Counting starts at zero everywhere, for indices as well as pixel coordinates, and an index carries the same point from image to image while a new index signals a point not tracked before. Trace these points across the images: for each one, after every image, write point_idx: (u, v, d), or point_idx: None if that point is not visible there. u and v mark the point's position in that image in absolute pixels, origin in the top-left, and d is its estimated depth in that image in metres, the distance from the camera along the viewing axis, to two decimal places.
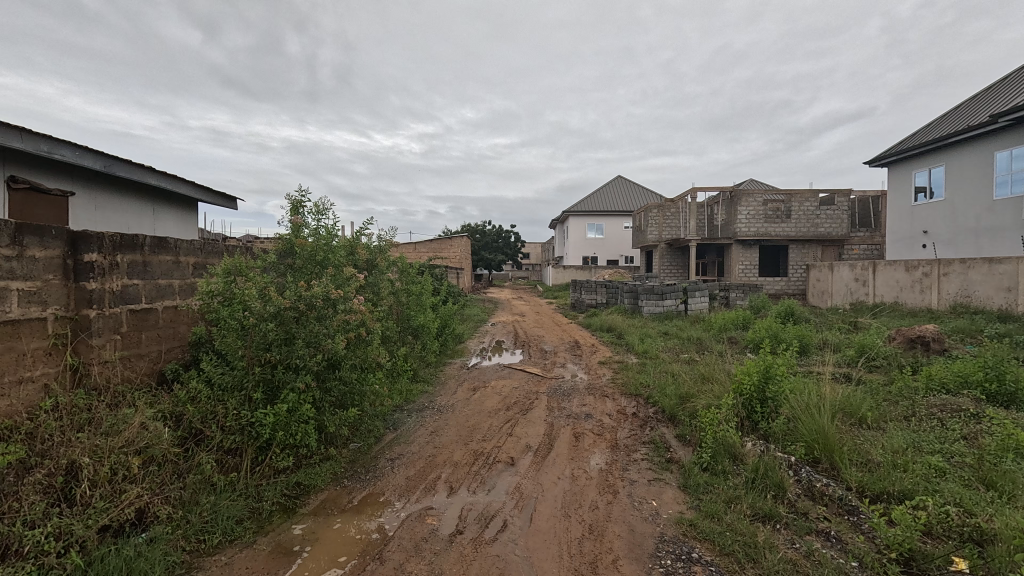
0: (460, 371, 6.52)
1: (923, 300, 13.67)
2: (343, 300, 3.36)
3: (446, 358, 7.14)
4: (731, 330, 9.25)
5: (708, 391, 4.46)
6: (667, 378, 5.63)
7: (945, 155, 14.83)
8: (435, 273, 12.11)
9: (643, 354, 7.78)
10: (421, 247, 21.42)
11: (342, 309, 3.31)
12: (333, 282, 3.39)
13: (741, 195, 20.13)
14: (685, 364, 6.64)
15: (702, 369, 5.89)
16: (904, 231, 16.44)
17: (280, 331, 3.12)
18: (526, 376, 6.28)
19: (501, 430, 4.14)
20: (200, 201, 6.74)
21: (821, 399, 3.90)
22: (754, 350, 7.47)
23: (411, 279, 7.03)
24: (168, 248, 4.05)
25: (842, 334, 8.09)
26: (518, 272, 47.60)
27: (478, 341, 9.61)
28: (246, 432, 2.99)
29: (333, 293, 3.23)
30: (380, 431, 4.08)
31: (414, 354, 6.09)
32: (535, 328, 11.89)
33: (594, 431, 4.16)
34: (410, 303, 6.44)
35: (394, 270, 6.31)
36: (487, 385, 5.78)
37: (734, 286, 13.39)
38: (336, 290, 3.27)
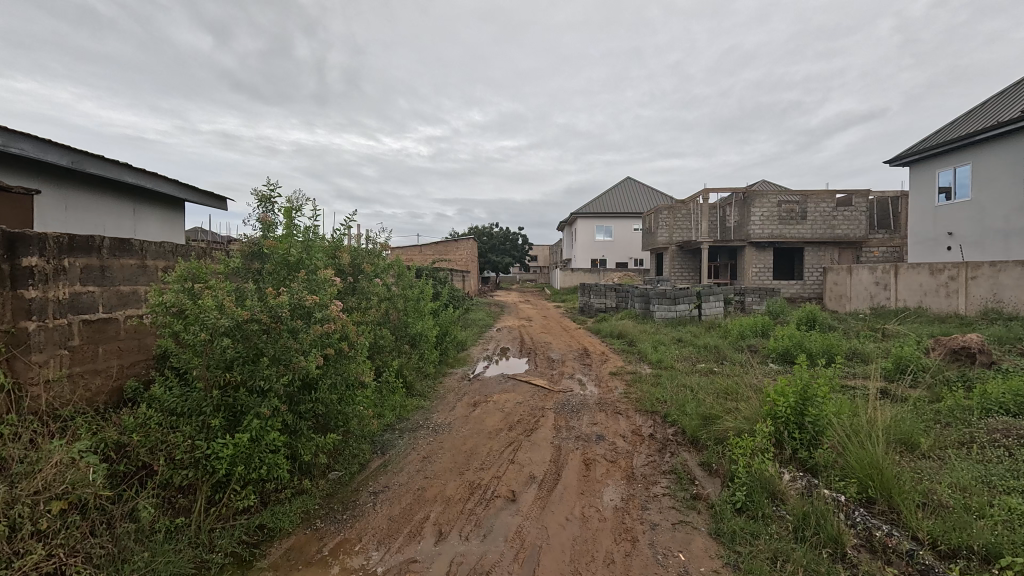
0: (461, 383, 6.09)
1: (948, 305, 13.06)
2: (320, 307, 2.91)
3: (447, 369, 6.71)
4: (751, 337, 8.73)
5: (734, 412, 3.98)
6: (684, 394, 5.15)
7: (971, 153, 14.18)
8: (437, 277, 11.67)
9: (659, 365, 7.29)
10: (426, 250, 21.00)
11: (317, 318, 2.85)
12: (307, 288, 2.93)
13: (754, 196, 19.56)
14: (702, 376, 6.15)
15: (723, 384, 5.41)
16: (927, 233, 15.78)
17: (243, 347, 2.68)
18: (532, 389, 5.82)
19: (502, 456, 3.68)
20: (185, 200, 6.36)
21: (868, 423, 3.41)
22: (778, 361, 6.96)
23: (406, 284, 6.61)
24: (131, 250, 3.65)
25: (872, 343, 7.55)
26: (525, 275, 47.14)
27: (482, 348, 9.17)
28: (200, 467, 2.56)
29: (306, 300, 2.78)
30: (366, 456, 3.64)
31: (410, 366, 5.66)
32: (543, 334, 11.43)
33: (607, 458, 3.70)
34: (405, 311, 6.02)
35: (387, 275, 5.89)
36: (488, 400, 5.32)
37: (750, 290, 12.83)
38: (310, 297, 2.82)
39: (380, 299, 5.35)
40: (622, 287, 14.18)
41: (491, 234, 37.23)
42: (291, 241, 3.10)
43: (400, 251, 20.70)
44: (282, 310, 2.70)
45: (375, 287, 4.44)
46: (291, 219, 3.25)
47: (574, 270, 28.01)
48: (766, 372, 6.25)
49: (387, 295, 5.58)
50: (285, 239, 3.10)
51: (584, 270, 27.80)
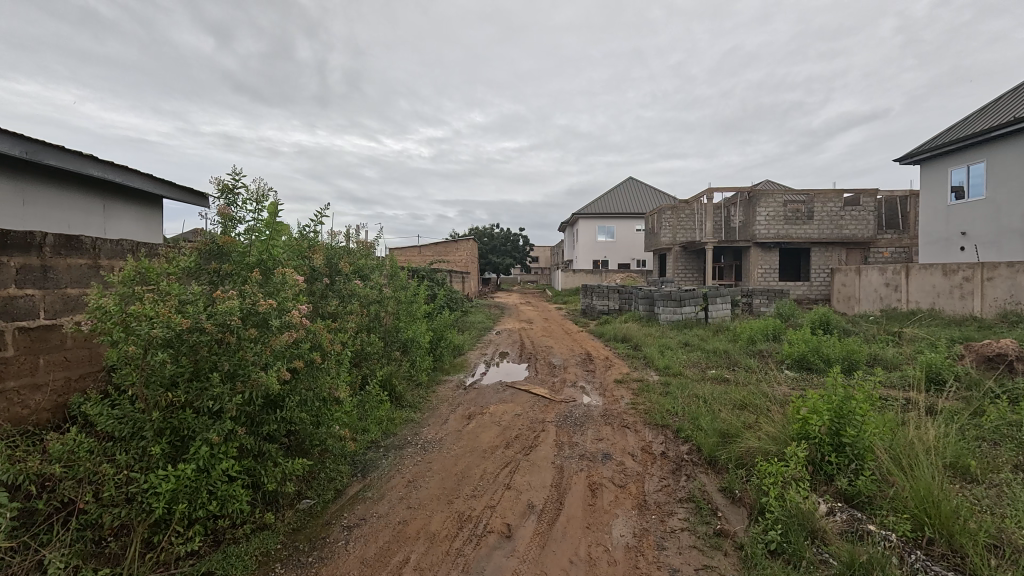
0: (455, 392, 5.67)
1: (963, 307, 12.65)
2: (279, 313, 2.48)
3: (441, 376, 6.30)
4: (762, 341, 8.31)
5: (756, 429, 3.55)
6: (696, 406, 4.72)
7: (984, 151, 13.76)
8: (434, 278, 11.27)
9: (667, 371, 6.87)
10: (424, 251, 20.61)
11: (275, 324, 2.42)
12: (265, 291, 2.51)
13: (759, 196, 19.15)
14: (711, 385, 5.72)
15: (738, 394, 4.98)
16: (939, 233, 15.34)
17: (187, 362, 2.26)
18: (532, 399, 5.41)
19: (497, 480, 3.27)
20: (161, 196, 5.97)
21: (910, 444, 2.99)
22: (794, 369, 6.52)
23: (396, 287, 6.19)
24: (80, 249, 3.24)
25: (892, 349, 7.12)
26: (526, 277, 46.79)
27: (480, 353, 8.76)
28: (135, 504, 2.16)
29: (261, 305, 2.36)
30: (344, 480, 3.23)
31: (399, 374, 5.24)
32: (543, 337, 11.03)
33: (615, 481, 3.29)
34: (394, 315, 5.60)
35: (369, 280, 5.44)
36: (484, 412, 4.90)
37: (758, 291, 12.39)
38: (266, 301, 2.40)
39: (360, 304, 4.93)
40: (625, 289, 13.76)
41: (491, 236, 36.83)
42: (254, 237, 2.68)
43: (398, 251, 20.30)
44: (233, 317, 2.27)
45: (357, 293, 4.05)
46: (257, 212, 2.75)
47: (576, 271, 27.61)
48: (783, 381, 5.83)
49: (371, 299, 5.16)
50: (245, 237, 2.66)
51: (586, 272, 27.38)
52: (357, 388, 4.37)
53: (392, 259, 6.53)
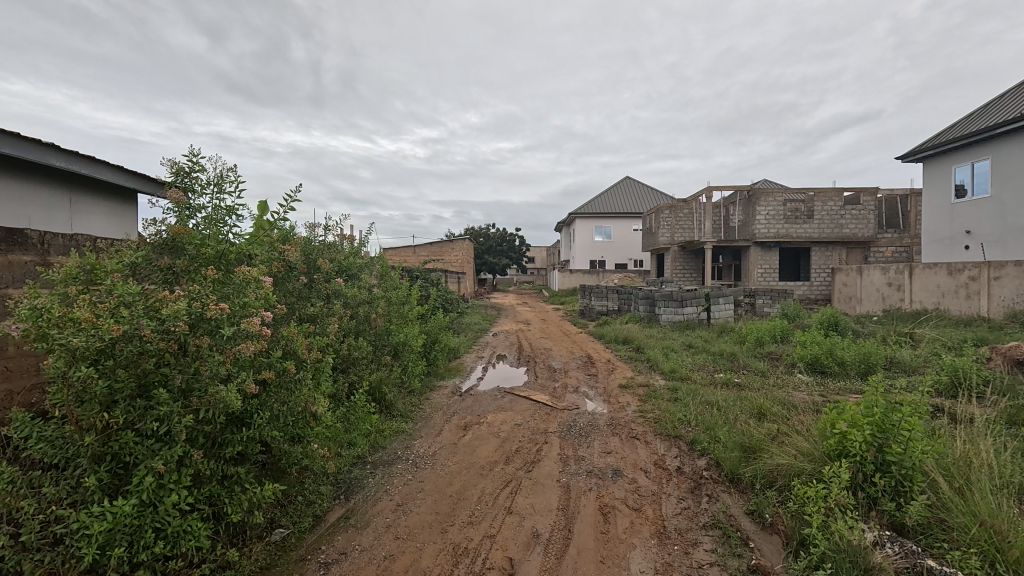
0: (450, 400, 5.32)
1: (970, 307, 12.40)
2: (236, 319, 2.10)
3: (435, 382, 5.94)
4: (769, 342, 8.00)
5: (783, 442, 3.22)
6: (710, 414, 4.39)
7: (988, 148, 13.55)
8: (428, 279, 10.91)
9: (673, 376, 6.52)
10: (419, 251, 20.26)
11: (230, 333, 2.04)
12: (221, 292, 2.12)
13: (759, 195, 18.90)
14: (723, 391, 5.38)
15: (753, 402, 4.65)
16: (943, 232, 15.11)
17: (126, 377, 1.88)
18: (532, 407, 5.06)
19: (496, 503, 2.92)
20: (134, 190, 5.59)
21: (961, 462, 2.66)
22: (807, 373, 6.19)
23: (386, 289, 5.83)
24: (25, 245, 2.87)
25: (907, 351, 6.81)
26: (522, 278, 46.52)
27: (476, 356, 8.40)
28: (63, 548, 1.79)
29: (211, 310, 1.96)
30: (325, 503, 2.87)
31: (390, 382, 4.87)
32: (541, 339, 10.66)
33: (629, 503, 2.94)
34: (384, 317, 5.24)
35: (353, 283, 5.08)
36: (481, 421, 4.55)
37: (761, 291, 12.10)
38: (218, 305, 2.00)
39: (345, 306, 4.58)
40: (624, 289, 13.44)
41: (487, 236, 36.47)
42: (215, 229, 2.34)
43: (392, 251, 19.92)
44: (178, 323, 1.88)
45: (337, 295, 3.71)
46: (218, 198, 2.37)
47: (573, 271, 27.27)
48: (797, 388, 5.50)
49: (357, 301, 4.81)
50: (202, 228, 2.31)
51: (583, 272, 27.08)
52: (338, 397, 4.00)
53: (383, 258, 6.17)
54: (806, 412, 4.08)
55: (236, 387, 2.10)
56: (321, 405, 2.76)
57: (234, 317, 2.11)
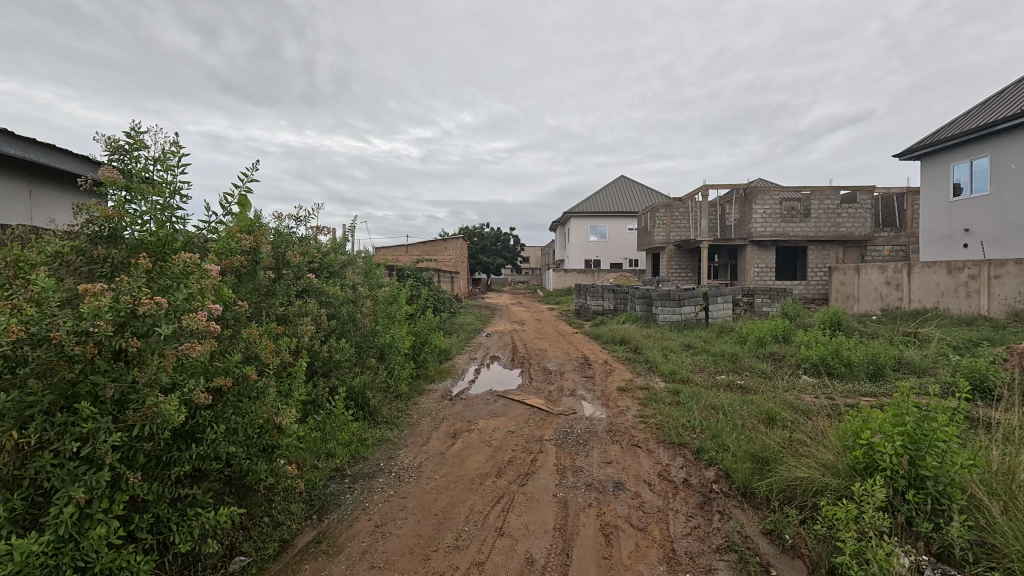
0: (440, 405, 5.02)
1: (970, 306, 12.25)
2: (175, 316, 1.76)
3: (425, 385, 5.64)
4: (770, 342, 7.75)
5: (800, 453, 2.95)
6: (716, 419, 4.12)
7: (987, 145, 13.40)
8: (420, 278, 10.61)
9: (674, 378, 6.25)
10: (412, 250, 19.99)
11: (167, 332, 1.71)
12: (157, 285, 1.80)
13: (755, 193, 18.71)
14: (727, 394, 5.10)
15: (761, 407, 4.38)
16: (941, 231, 14.96)
17: (40, 388, 1.57)
18: (526, 412, 4.77)
19: (486, 523, 2.62)
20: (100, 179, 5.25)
21: (1002, 477, 2.40)
22: (813, 374, 5.93)
23: (371, 288, 5.52)
24: None
25: (914, 351, 6.57)
26: (516, 278, 46.27)
27: (469, 357, 8.12)
28: None
29: (140, 304, 1.63)
30: (295, 525, 2.58)
31: (374, 387, 4.57)
32: (536, 339, 10.38)
33: (632, 523, 2.65)
34: (369, 318, 4.93)
35: (333, 282, 4.77)
36: (471, 428, 4.25)
37: (760, 291, 11.87)
38: (151, 299, 1.68)
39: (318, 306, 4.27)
40: (620, 288, 13.18)
41: (481, 236, 36.18)
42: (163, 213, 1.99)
43: (384, 251, 19.62)
44: (98, 321, 1.56)
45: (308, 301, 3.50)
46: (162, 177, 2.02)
47: (568, 271, 27.03)
48: (804, 392, 5.24)
49: (334, 300, 4.51)
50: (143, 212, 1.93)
51: (578, 271, 26.86)
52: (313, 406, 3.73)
53: (368, 256, 5.86)
54: (819, 420, 3.81)
55: (178, 399, 1.78)
56: (288, 416, 2.45)
57: (175, 314, 1.79)
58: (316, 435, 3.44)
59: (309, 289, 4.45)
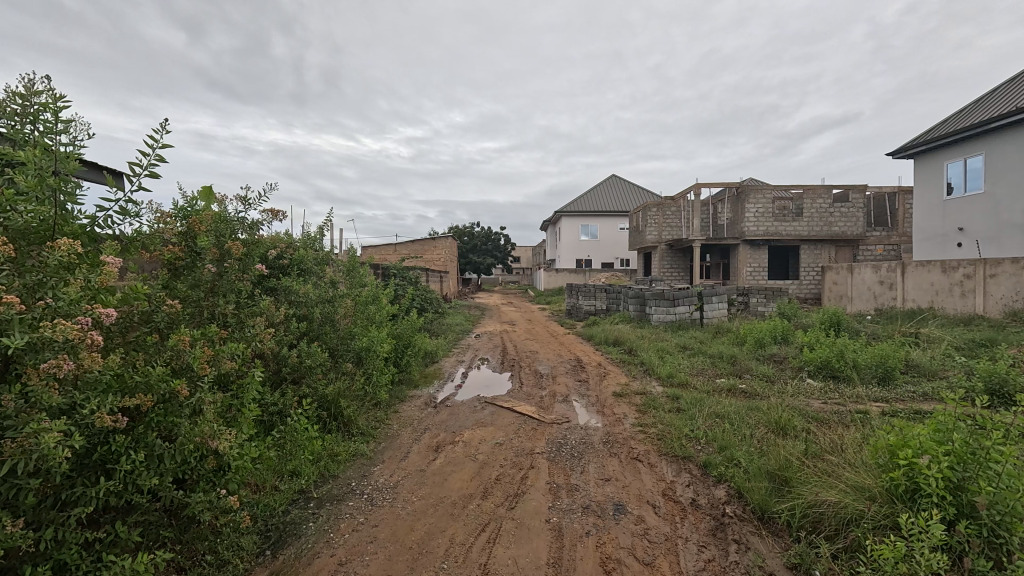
0: (423, 413, 4.67)
1: (964, 305, 12.10)
2: (34, 325, 1.35)
3: (407, 392, 5.28)
4: (770, 344, 7.46)
5: (826, 474, 2.62)
6: (724, 430, 3.78)
7: (982, 143, 13.27)
8: (407, 277, 10.24)
9: (671, 382, 5.92)
10: (401, 249, 19.62)
11: (25, 343, 1.28)
12: (32, 281, 1.41)
13: (748, 191, 18.53)
14: (731, 401, 4.77)
15: (771, 416, 4.05)
16: (935, 229, 14.85)
17: None
18: (516, 420, 4.43)
19: (469, 559, 2.26)
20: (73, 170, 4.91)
21: None
22: (817, 379, 5.63)
23: (352, 287, 5.11)
24: None
25: (920, 352, 6.30)
26: (507, 278, 46.01)
27: (457, 359, 7.76)
28: None
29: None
30: (244, 564, 2.20)
31: (350, 395, 4.18)
32: (527, 341, 10.03)
33: (636, 556, 2.31)
34: (346, 320, 4.57)
35: (307, 281, 4.37)
36: (456, 439, 3.89)
37: (755, 290, 11.64)
38: (12, 299, 1.28)
39: (287, 308, 3.89)
40: (612, 288, 12.88)
41: (472, 235, 35.81)
42: (43, 188, 1.54)
43: (372, 250, 19.22)
44: None
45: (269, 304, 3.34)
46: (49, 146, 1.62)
47: (559, 270, 26.74)
48: (811, 398, 4.93)
49: (303, 301, 4.17)
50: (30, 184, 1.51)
51: (569, 271, 26.61)
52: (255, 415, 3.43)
53: (349, 253, 5.45)
54: (837, 435, 3.47)
55: (65, 425, 1.39)
56: (224, 438, 1.92)
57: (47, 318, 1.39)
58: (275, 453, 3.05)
59: (277, 289, 4.05)
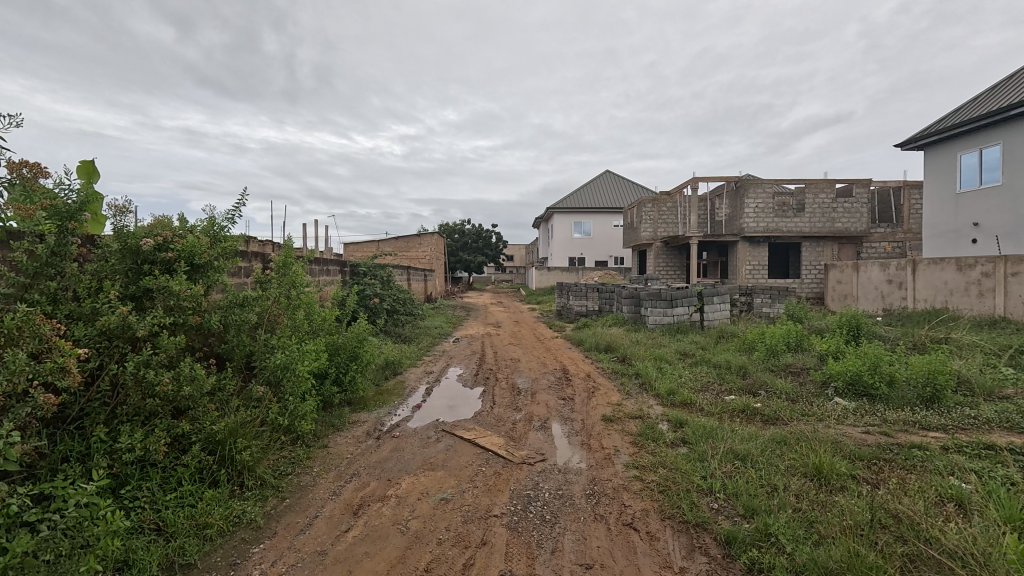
0: (360, 447, 3.68)
1: (982, 306, 11.24)
2: None
3: (348, 417, 4.29)
4: (784, 353, 6.50)
5: None
6: (752, 484, 2.79)
7: (999, 133, 12.40)
8: (379, 276, 9.24)
9: (672, 401, 4.97)
10: (382, 248, 18.63)
11: None
12: None
13: (748, 186, 17.62)
14: (752, 430, 3.80)
15: (809, 459, 3.08)
16: (947, 225, 13.99)
17: None
18: (476, 458, 3.46)
19: None
20: None
21: None
22: (848, 399, 4.68)
23: (279, 289, 4.00)
24: None
25: (962, 363, 5.35)
26: (499, 277, 45.15)
27: (425, 369, 6.80)
28: None
29: None
30: None
31: (254, 432, 3.19)
32: (509, 346, 9.02)
33: None
34: (251, 339, 3.58)
35: (201, 281, 3.34)
36: (389, 492, 2.90)
37: (759, 289, 10.72)
38: None
39: (159, 319, 2.90)
40: (606, 287, 11.90)
41: (463, 232, 34.77)
42: None
43: (352, 248, 18.19)
44: None
45: (65, 344, 2.39)
46: None
47: (551, 268, 25.76)
48: (846, 426, 3.98)
49: (191, 307, 3.16)
50: None
51: (561, 269, 25.66)
52: (83, 463, 2.52)
53: (285, 245, 4.38)
54: (913, 504, 2.50)
55: None
56: None
57: None
58: (79, 538, 2.05)
59: (153, 291, 3.03)
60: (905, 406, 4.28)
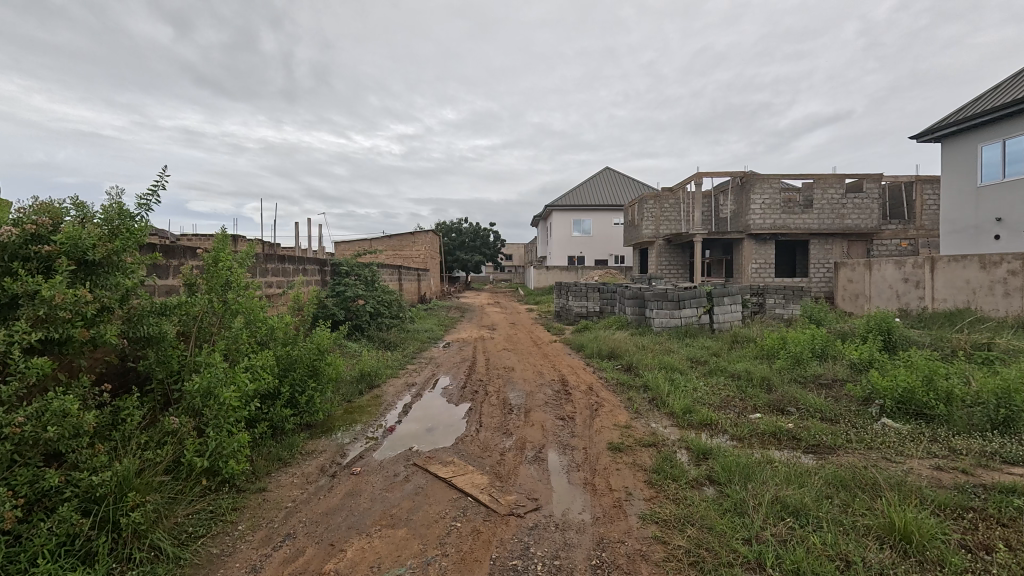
0: (307, 491, 2.95)
1: (1008, 306, 10.54)
2: None
3: (301, 447, 3.56)
4: (811, 361, 5.77)
5: None
6: (818, 557, 2.08)
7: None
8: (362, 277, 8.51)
9: (690, 421, 4.25)
10: (374, 248, 17.81)
11: None
12: None
13: (755, 180, 16.88)
14: (796, 466, 3.05)
15: (887, 516, 2.33)
16: (967, 220, 13.27)
17: None
18: (450, 508, 2.72)
19: None
20: None
21: None
22: (898, 421, 3.96)
23: (210, 293, 3.37)
24: None
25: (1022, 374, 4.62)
26: (498, 277, 44.49)
27: (407, 380, 6.06)
28: None
29: None
30: None
31: (157, 480, 2.45)
32: (504, 352, 8.30)
33: None
34: (167, 356, 2.94)
35: (97, 283, 2.61)
36: (327, 569, 2.16)
37: (772, 289, 9.99)
38: None
39: (20, 334, 2.14)
40: (608, 286, 11.19)
41: (461, 231, 33.95)
42: None
43: (343, 247, 17.42)
44: None
45: None
46: None
47: (550, 267, 25.02)
48: (909, 459, 3.25)
49: (75, 318, 2.41)
50: None
51: (560, 269, 24.89)
52: None
53: (223, 238, 3.71)
54: None
55: None
56: None
57: None
58: None
59: (21, 298, 2.31)
60: (971, 434, 3.54)
